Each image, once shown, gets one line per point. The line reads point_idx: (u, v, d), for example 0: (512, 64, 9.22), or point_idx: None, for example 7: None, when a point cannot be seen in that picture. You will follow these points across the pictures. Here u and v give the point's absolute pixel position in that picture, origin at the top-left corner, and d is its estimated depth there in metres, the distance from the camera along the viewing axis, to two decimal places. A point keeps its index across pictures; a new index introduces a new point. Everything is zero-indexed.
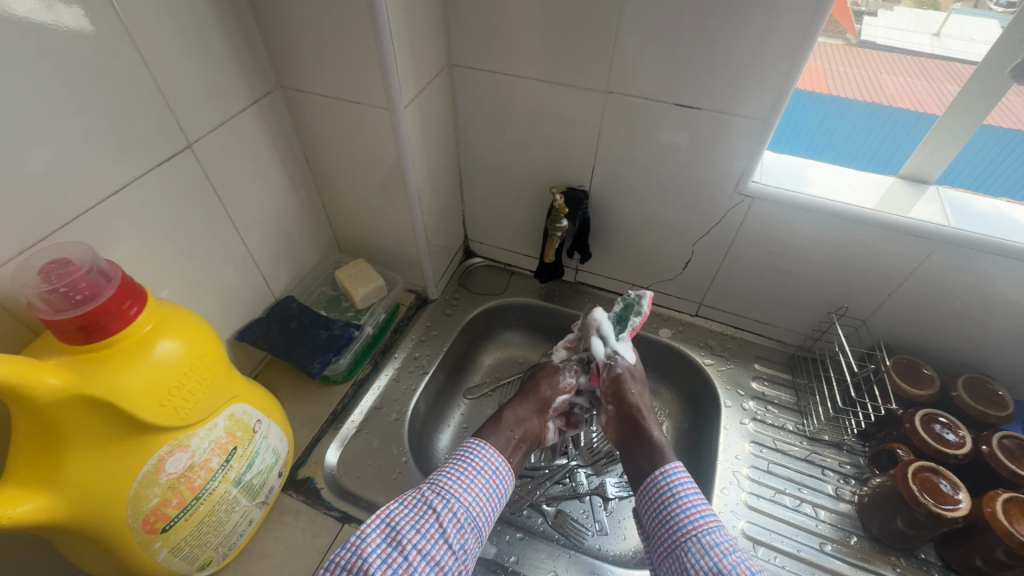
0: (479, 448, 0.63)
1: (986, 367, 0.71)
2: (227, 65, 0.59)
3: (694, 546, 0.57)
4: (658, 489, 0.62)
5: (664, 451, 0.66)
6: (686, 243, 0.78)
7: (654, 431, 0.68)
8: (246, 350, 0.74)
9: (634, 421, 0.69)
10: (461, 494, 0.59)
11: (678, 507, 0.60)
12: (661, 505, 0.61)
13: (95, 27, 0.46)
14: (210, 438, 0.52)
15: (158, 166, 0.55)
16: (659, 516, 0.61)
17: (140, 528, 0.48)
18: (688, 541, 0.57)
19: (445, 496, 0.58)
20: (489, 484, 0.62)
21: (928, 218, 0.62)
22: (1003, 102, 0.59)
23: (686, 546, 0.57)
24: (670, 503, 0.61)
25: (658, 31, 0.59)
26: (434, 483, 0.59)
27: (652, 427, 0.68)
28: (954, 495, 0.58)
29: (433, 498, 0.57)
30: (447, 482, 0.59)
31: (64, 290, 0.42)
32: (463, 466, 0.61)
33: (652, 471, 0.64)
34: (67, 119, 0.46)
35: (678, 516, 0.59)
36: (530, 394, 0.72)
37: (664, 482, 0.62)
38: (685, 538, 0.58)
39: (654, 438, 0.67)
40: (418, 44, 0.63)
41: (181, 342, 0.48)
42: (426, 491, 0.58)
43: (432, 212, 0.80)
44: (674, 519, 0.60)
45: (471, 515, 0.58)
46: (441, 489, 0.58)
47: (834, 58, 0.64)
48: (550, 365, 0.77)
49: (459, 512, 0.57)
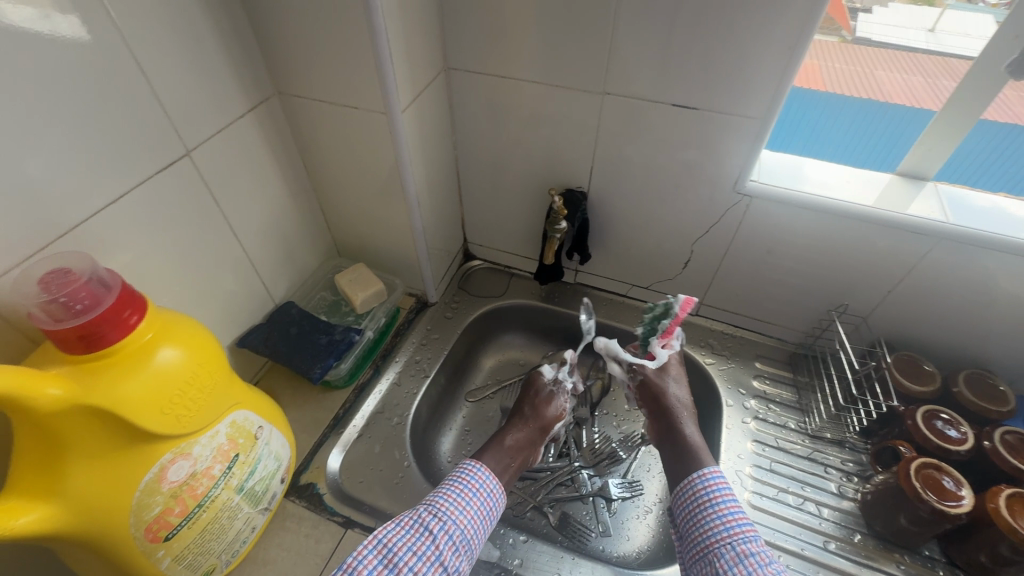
0: (474, 470, 0.63)
1: (987, 362, 0.71)
2: (224, 72, 0.59)
3: (728, 554, 0.55)
4: (695, 491, 0.61)
5: (701, 453, 0.64)
6: (685, 243, 0.78)
7: (687, 431, 0.67)
8: (246, 357, 0.74)
9: (668, 420, 0.69)
10: (458, 515, 0.58)
11: (714, 513, 0.58)
12: (697, 509, 0.60)
13: (91, 34, 0.46)
14: (212, 445, 0.52)
15: (157, 173, 0.55)
16: (693, 520, 0.60)
17: (142, 537, 0.48)
18: (723, 548, 0.56)
19: (442, 517, 0.57)
20: (484, 506, 0.61)
21: (927, 214, 0.62)
22: (1001, 96, 0.58)
23: (719, 552, 0.56)
24: (706, 508, 0.59)
25: (654, 32, 0.59)
26: (431, 504, 0.58)
27: (685, 426, 0.68)
28: (957, 492, 0.58)
29: (429, 519, 0.56)
30: (443, 504, 0.58)
31: (64, 300, 0.42)
32: (457, 488, 0.60)
33: (689, 474, 0.63)
34: (65, 128, 0.47)
35: (713, 523, 0.58)
36: (529, 420, 0.72)
37: (701, 485, 0.61)
38: (719, 544, 0.56)
39: (690, 440, 0.66)
40: (415, 48, 0.63)
41: (182, 351, 0.48)
42: (423, 513, 0.57)
43: (430, 215, 0.80)
44: (708, 524, 0.58)
45: (466, 536, 0.57)
46: (437, 510, 0.57)
47: (830, 55, 0.64)
48: (542, 388, 0.76)
49: (454, 534, 0.56)
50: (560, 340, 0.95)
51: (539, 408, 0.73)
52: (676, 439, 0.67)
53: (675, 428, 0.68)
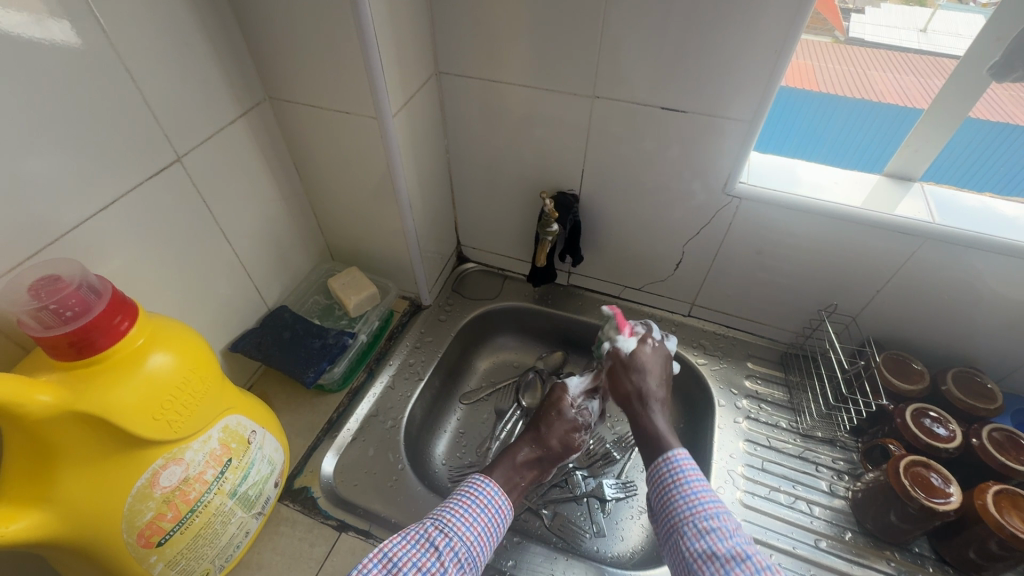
0: (484, 484, 0.62)
1: (975, 360, 0.72)
2: (214, 77, 0.60)
3: (690, 531, 0.53)
4: (660, 475, 0.58)
5: (664, 439, 0.61)
6: (676, 245, 0.79)
7: (656, 419, 0.64)
8: (240, 361, 0.74)
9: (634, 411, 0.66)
10: (463, 531, 0.57)
11: (678, 494, 0.56)
12: (662, 492, 0.58)
13: (81, 40, 0.46)
14: (204, 450, 0.52)
15: (148, 178, 0.56)
16: (659, 502, 0.58)
17: (135, 543, 0.48)
18: (685, 526, 0.54)
19: (448, 533, 0.56)
20: (490, 522, 0.60)
21: (913, 215, 0.63)
22: (987, 95, 0.59)
23: (683, 530, 0.54)
24: (670, 490, 0.57)
25: (642, 35, 0.59)
26: (438, 518, 0.58)
27: (653, 415, 0.64)
28: (945, 489, 0.59)
29: (435, 535, 0.56)
30: (450, 519, 0.57)
31: (54, 307, 0.42)
32: (466, 503, 0.60)
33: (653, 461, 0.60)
34: (55, 134, 0.47)
35: (675, 503, 0.56)
36: (545, 441, 0.69)
37: (665, 469, 0.58)
38: (681, 522, 0.55)
39: (655, 428, 0.63)
40: (405, 52, 0.63)
41: (173, 356, 0.48)
42: (429, 527, 0.56)
43: (423, 218, 0.80)
44: (672, 504, 0.56)
45: (471, 554, 0.57)
46: (443, 525, 0.57)
47: (824, 56, 0.65)
48: (564, 411, 0.72)
49: (460, 551, 0.56)
50: (554, 342, 0.95)
51: (553, 428, 0.70)
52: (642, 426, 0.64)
53: (639, 419, 0.65)
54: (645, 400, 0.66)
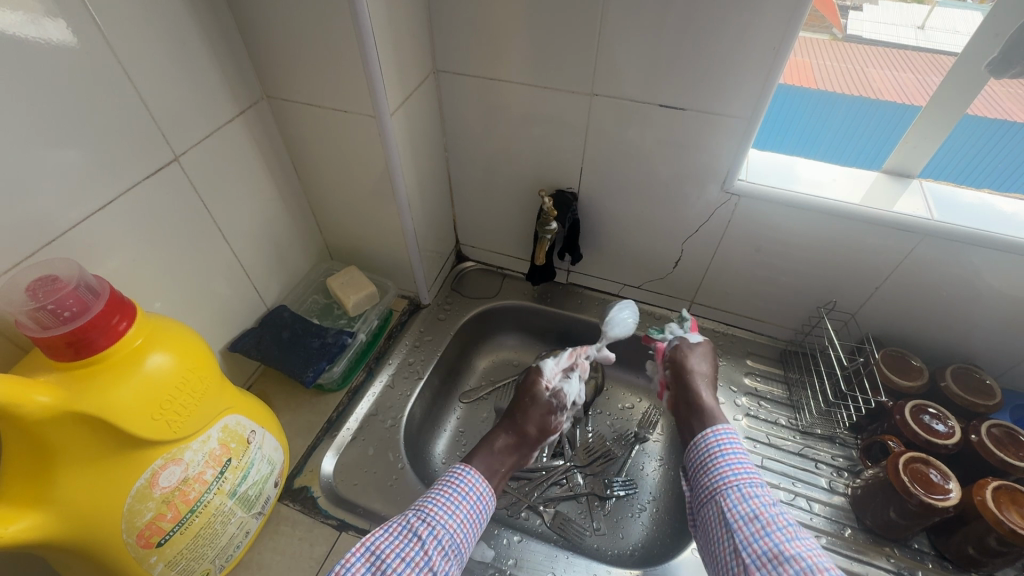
0: (464, 473, 0.62)
1: (974, 356, 0.72)
2: (212, 76, 0.59)
3: (734, 494, 0.58)
4: (706, 444, 0.63)
5: (715, 413, 0.66)
6: (675, 243, 0.79)
7: (704, 394, 0.68)
8: (239, 361, 0.74)
9: (686, 385, 0.69)
10: (447, 519, 0.58)
11: (723, 462, 0.61)
12: (707, 458, 0.62)
13: (76, 40, 0.46)
14: (203, 450, 0.52)
15: (146, 178, 0.55)
16: (703, 469, 0.62)
17: (135, 543, 0.48)
18: (729, 489, 0.58)
19: (431, 522, 0.57)
20: (473, 509, 0.60)
21: (912, 212, 0.63)
22: (986, 91, 0.59)
23: (726, 493, 0.58)
24: (716, 458, 0.62)
25: (641, 34, 0.59)
26: (421, 508, 0.58)
27: (703, 390, 0.68)
28: (944, 485, 0.59)
29: (419, 525, 0.56)
30: (432, 508, 0.58)
31: (52, 307, 0.42)
32: (447, 492, 0.60)
33: (702, 429, 0.65)
34: (52, 134, 0.46)
35: (721, 469, 0.61)
36: (518, 426, 0.69)
37: (713, 438, 0.63)
38: (726, 487, 0.59)
39: (702, 401, 0.67)
40: (403, 50, 0.63)
41: (172, 356, 0.48)
42: (412, 518, 0.57)
43: (422, 217, 0.80)
44: (716, 471, 0.61)
45: (456, 541, 0.57)
46: (426, 515, 0.57)
47: (822, 54, 0.67)
48: (538, 396, 0.72)
49: (444, 539, 0.56)
50: (553, 340, 0.95)
51: (530, 413, 0.70)
52: (689, 397, 0.68)
53: (691, 391, 0.68)
54: (698, 378, 0.69)
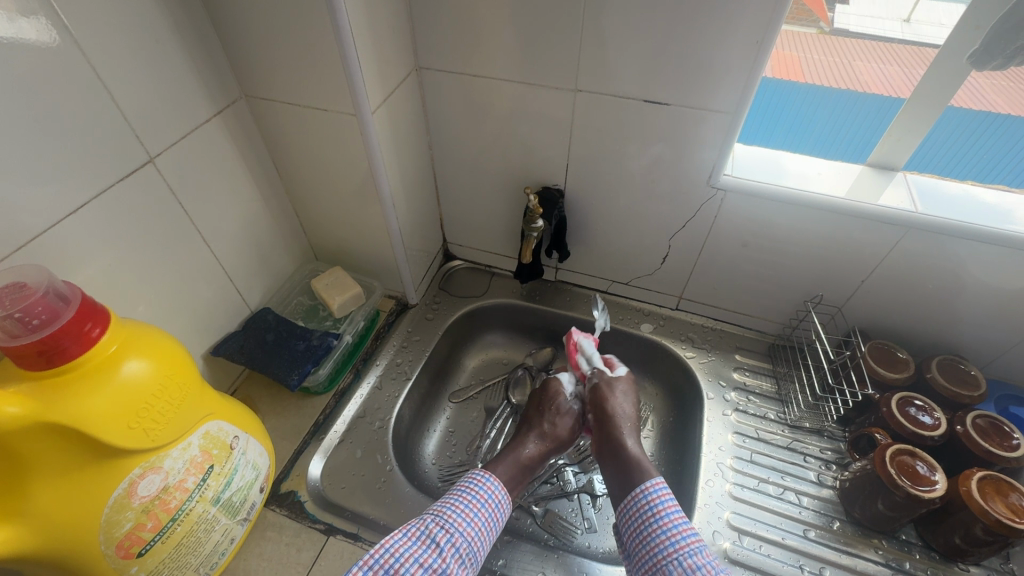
0: (484, 480, 0.63)
1: (959, 347, 0.73)
2: (186, 75, 0.58)
3: (677, 569, 0.54)
4: (639, 507, 0.60)
5: (642, 465, 0.64)
6: (663, 239, 0.78)
7: (629, 443, 0.66)
8: (222, 365, 0.73)
9: (611, 431, 0.68)
10: (465, 527, 0.58)
11: (660, 527, 0.58)
12: (642, 525, 0.59)
13: (45, 38, 0.44)
14: (184, 457, 0.51)
15: (120, 181, 0.54)
16: (640, 536, 0.59)
17: (113, 554, 0.47)
18: (671, 564, 0.55)
19: (449, 529, 0.57)
20: (490, 517, 0.61)
21: (897, 205, 0.63)
22: (968, 83, 0.59)
23: (669, 569, 0.55)
24: (651, 522, 0.59)
25: (624, 30, 0.59)
26: (439, 515, 0.58)
27: (627, 437, 0.67)
28: (930, 476, 0.59)
29: (437, 531, 0.56)
30: (451, 515, 0.58)
31: (20, 315, 0.40)
32: (466, 499, 0.61)
33: (632, 487, 0.62)
34: (23, 136, 0.45)
35: (659, 537, 0.57)
36: (546, 433, 0.70)
37: (645, 500, 0.60)
38: (667, 560, 0.55)
39: (628, 447, 0.66)
40: (383, 47, 0.62)
41: (149, 362, 0.47)
42: (430, 524, 0.57)
43: (407, 215, 0.79)
44: (655, 539, 0.57)
45: (472, 549, 0.58)
46: (445, 522, 0.57)
47: (809, 48, 0.64)
48: (564, 405, 0.73)
49: (461, 546, 0.57)
50: (543, 338, 0.95)
51: (558, 420, 0.71)
52: (618, 449, 0.66)
53: (616, 442, 0.67)
54: (623, 425, 0.68)
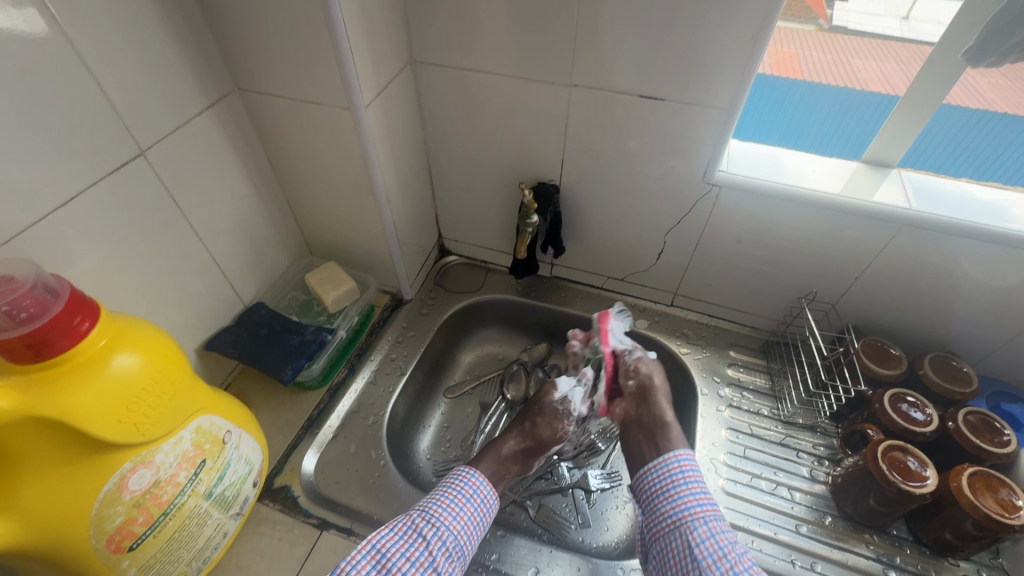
0: (469, 476, 0.64)
1: (952, 344, 0.73)
2: (178, 67, 0.57)
3: (700, 528, 0.58)
4: (667, 470, 0.63)
5: (677, 437, 0.66)
6: (658, 235, 0.78)
7: (667, 413, 0.68)
8: (215, 360, 0.73)
9: (649, 400, 0.69)
10: (451, 520, 0.58)
11: (685, 490, 0.61)
12: (667, 486, 0.62)
13: (33, 29, 0.44)
14: (175, 452, 0.51)
15: (111, 174, 0.54)
16: (663, 496, 0.62)
17: (104, 548, 0.47)
18: (695, 522, 0.58)
19: (436, 524, 0.57)
20: (477, 512, 0.61)
21: (891, 201, 0.63)
22: (963, 79, 0.60)
23: (692, 526, 0.58)
24: (678, 485, 0.62)
25: (619, 24, 0.58)
26: (425, 509, 0.59)
27: (666, 408, 0.68)
28: (921, 472, 0.59)
29: (423, 526, 0.57)
30: (436, 510, 0.59)
31: (8, 308, 0.40)
32: (452, 494, 0.61)
33: (665, 452, 0.64)
34: (11, 129, 0.45)
35: (684, 498, 0.60)
36: (528, 430, 0.69)
37: (675, 464, 0.63)
38: (692, 518, 0.58)
39: (667, 418, 0.67)
40: (377, 41, 0.61)
41: (140, 357, 0.46)
42: (416, 518, 0.58)
43: (401, 210, 0.79)
44: (679, 500, 0.61)
45: (459, 543, 0.58)
46: (431, 516, 0.58)
47: (806, 43, 0.65)
48: (548, 406, 0.70)
49: (448, 541, 0.57)
50: (538, 334, 0.95)
51: (541, 421, 0.69)
52: (656, 414, 0.68)
53: (655, 409, 0.68)
54: (663, 398, 0.69)
